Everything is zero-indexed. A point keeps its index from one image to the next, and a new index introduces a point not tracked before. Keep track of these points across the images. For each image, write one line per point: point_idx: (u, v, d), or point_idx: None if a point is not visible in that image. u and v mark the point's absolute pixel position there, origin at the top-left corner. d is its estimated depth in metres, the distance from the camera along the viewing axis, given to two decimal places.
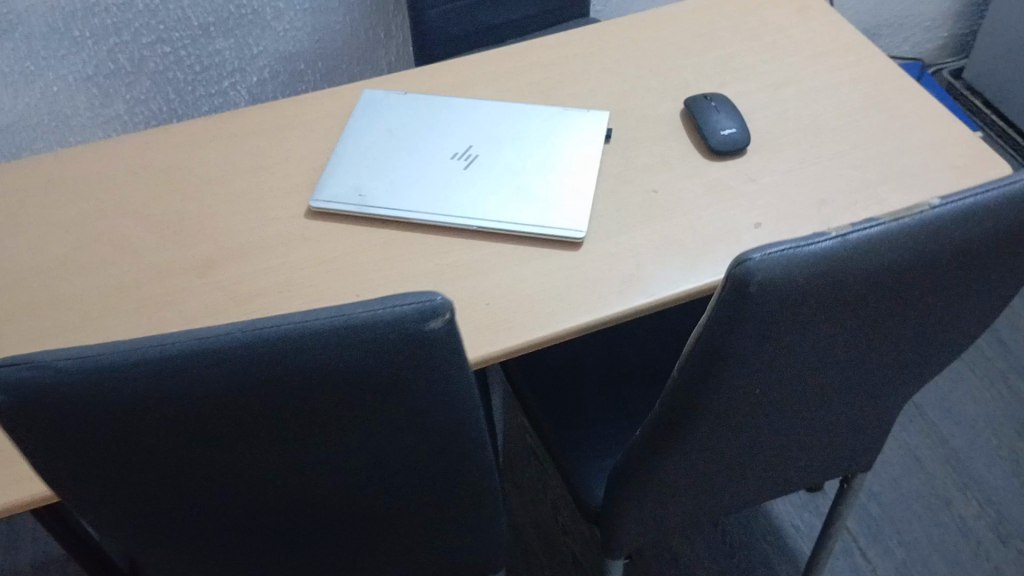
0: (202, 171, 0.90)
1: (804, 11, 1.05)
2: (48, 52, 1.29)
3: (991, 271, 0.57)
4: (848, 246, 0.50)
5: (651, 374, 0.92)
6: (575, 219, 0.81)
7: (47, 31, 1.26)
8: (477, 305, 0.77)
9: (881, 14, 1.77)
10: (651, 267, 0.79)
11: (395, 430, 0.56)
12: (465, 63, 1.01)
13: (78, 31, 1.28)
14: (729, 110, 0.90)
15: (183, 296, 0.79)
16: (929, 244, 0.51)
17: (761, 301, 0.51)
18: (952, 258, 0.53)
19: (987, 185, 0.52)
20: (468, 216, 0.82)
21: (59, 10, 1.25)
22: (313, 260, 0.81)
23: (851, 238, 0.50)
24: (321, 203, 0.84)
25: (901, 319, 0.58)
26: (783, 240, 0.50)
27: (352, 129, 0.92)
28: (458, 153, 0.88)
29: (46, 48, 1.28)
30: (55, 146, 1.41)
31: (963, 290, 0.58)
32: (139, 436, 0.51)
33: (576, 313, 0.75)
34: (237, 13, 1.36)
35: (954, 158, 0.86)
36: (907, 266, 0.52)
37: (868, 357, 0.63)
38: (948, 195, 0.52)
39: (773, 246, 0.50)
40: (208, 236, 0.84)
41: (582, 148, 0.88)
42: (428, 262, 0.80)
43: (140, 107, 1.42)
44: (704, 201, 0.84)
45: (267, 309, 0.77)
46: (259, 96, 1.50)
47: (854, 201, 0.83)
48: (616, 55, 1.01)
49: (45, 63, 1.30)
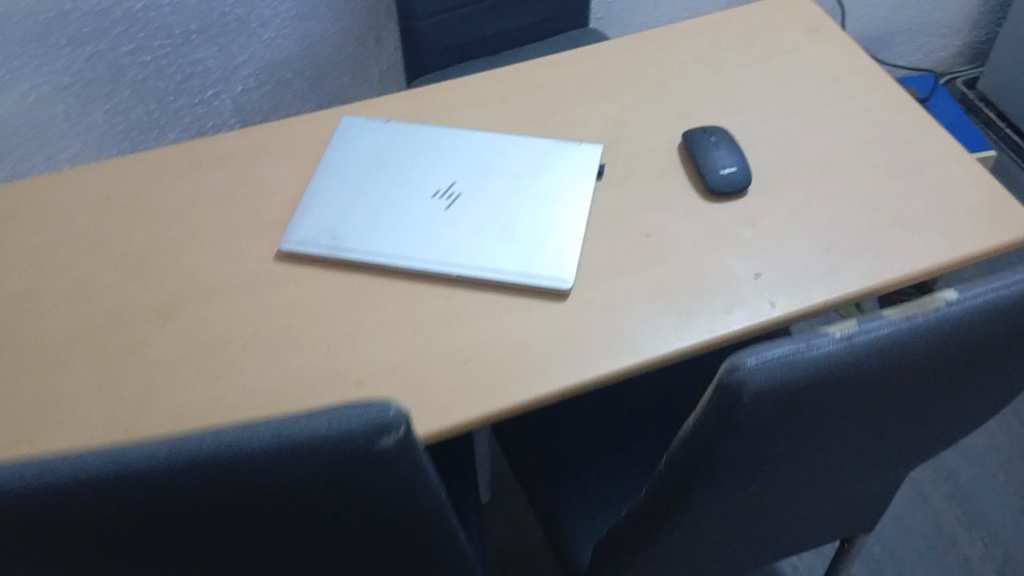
0: (169, 203, 0.85)
1: (815, 31, 0.99)
2: (22, 62, 1.23)
3: (1008, 359, 0.52)
4: (855, 349, 0.44)
5: (641, 427, 0.88)
6: (561, 267, 0.76)
7: (21, 39, 1.20)
8: (455, 362, 0.71)
9: (895, 20, 1.70)
10: (643, 322, 0.73)
11: (352, 532, 0.51)
12: (453, 86, 0.95)
13: (53, 39, 1.22)
14: (730, 145, 0.84)
15: (141, 345, 0.73)
16: (944, 344, 0.46)
17: (757, 407, 0.45)
18: (968, 354, 0.48)
19: (1008, 278, 0.47)
20: (446, 264, 0.77)
21: (33, 18, 1.18)
22: (283, 306, 0.76)
23: (858, 341, 0.44)
24: (292, 245, 0.79)
25: (909, 407, 0.53)
26: (781, 339, 0.44)
27: (328, 161, 0.86)
28: (440, 190, 0.83)
29: (20, 57, 1.22)
30: (31, 158, 1.36)
31: (975, 378, 0.53)
32: (65, 546, 0.46)
33: (561, 374, 0.70)
34: (220, 21, 1.30)
35: (971, 203, 0.80)
36: (919, 366, 0.46)
37: (872, 439, 0.57)
38: (967, 288, 0.47)
39: (769, 346, 0.44)
40: (171, 277, 0.78)
41: (573, 186, 0.82)
42: (404, 312, 0.75)
43: (119, 117, 1.37)
44: (701, 247, 0.78)
45: (227, 363, 0.72)
46: (244, 105, 1.44)
47: (862, 249, 0.77)
48: (614, 79, 0.95)
49: (19, 73, 1.24)
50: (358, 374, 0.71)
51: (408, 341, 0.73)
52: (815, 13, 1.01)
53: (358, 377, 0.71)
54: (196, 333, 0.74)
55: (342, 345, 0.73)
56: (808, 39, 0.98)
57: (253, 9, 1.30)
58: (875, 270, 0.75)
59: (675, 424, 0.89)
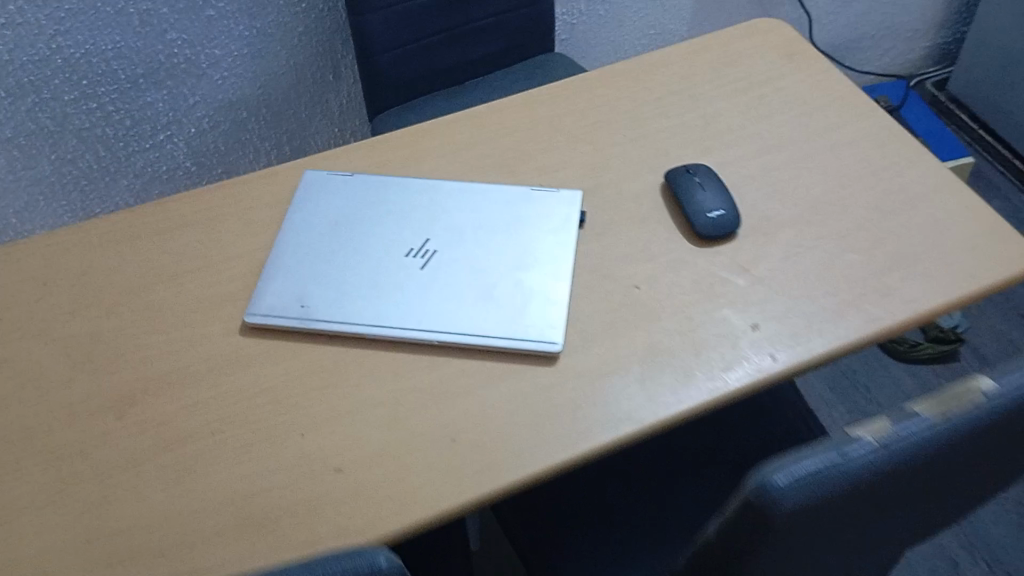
0: (122, 278, 0.79)
1: (792, 56, 0.96)
2: None
3: None
4: (889, 456, 0.40)
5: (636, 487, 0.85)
6: (548, 330, 0.72)
7: None
8: (441, 442, 0.67)
9: (862, 26, 1.69)
10: (638, 386, 0.69)
11: None
12: (420, 132, 0.90)
13: None
14: (717, 186, 0.80)
15: (97, 444, 0.68)
16: (981, 437, 0.42)
17: (788, 522, 0.41)
18: (1004, 438, 0.44)
19: None
20: (426, 330, 0.72)
21: None
22: (251, 388, 0.71)
23: (892, 446, 0.40)
24: (258, 317, 0.74)
25: (945, 490, 0.49)
26: (809, 449, 0.40)
27: (293, 222, 0.81)
28: (413, 248, 0.78)
29: None
30: None
31: (1011, 454, 0.49)
32: None
33: (555, 448, 0.66)
34: (169, 63, 1.24)
35: (967, 238, 0.77)
36: (952, 457, 0.42)
37: (906, 521, 0.53)
38: (1002, 371, 0.43)
39: (796, 459, 0.40)
40: (127, 363, 0.73)
41: (555, 241, 0.78)
42: (382, 386, 0.70)
43: (66, 167, 1.29)
44: (694, 299, 0.74)
45: (196, 459, 0.67)
46: (199, 148, 1.37)
47: (860, 294, 0.74)
48: (589, 118, 0.91)
49: None
50: (338, 461, 0.66)
51: (389, 419, 0.68)
52: (791, 37, 0.98)
53: (338, 463, 0.66)
54: (157, 427, 0.69)
55: (317, 429, 0.68)
56: (785, 66, 0.95)
57: (203, 49, 1.25)
58: (875, 315, 0.72)
59: (671, 480, 0.85)
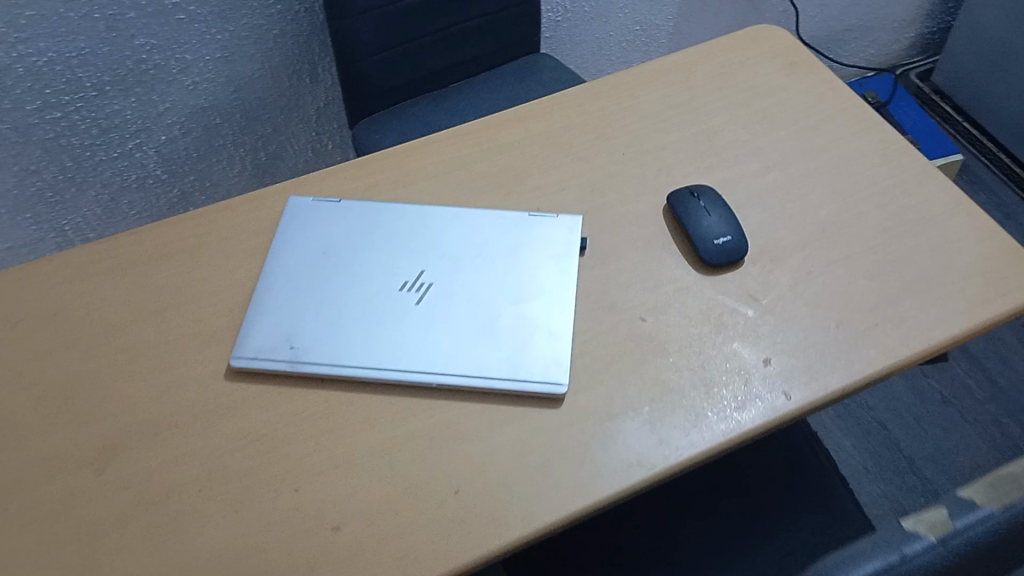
0: (97, 316, 0.74)
1: (792, 66, 0.92)
2: None
3: None
4: (948, 554, 0.39)
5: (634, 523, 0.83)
6: (553, 368, 0.68)
7: None
8: (442, 493, 0.64)
9: (848, 18, 1.66)
10: (648, 428, 0.66)
11: None
12: (410, 151, 0.86)
13: None
14: (722, 209, 0.77)
15: (76, 502, 0.63)
16: None
17: None
18: None
19: None
20: (424, 371, 0.69)
21: None
22: (240, 437, 0.67)
23: (951, 543, 0.39)
24: (245, 360, 0.70)
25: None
26: (867, 551, 0.39)
27: (278, 253, 0.77)
28: (408, 282, 0.74)
29: None
30: None
31: None
32: None
33: (564, 499, 0.63)
34: (137, 69, 1.18)
35: (979, 261, 0.75)
36: (1013, 546, 0.41)
37: None
38: None
39: (855, 562, 0.39)
40: (105, 411, 0.68)
41: (556, 269, 0.75)
42: (379, 434, 0.67)
43: (30, 179, 1.23)
44: (701, 331, 0.71)
45: (184, 517, 0.63)
46: (170, 155, 1.32)
47: (873, 323, 0.71)
48: (585, 135, 0.87)
49: None
50: (334, 518, 0.63)
51: (387, 470, 0.65)
52: (790, 46, 0.95)
53: (335, 521, 0.62)
54: (140, 482, 0.64)
55: (311, 483, 0.64)
56: (785, 76, 0.92)
57: (172, 53, 1.19)
58: (889, 347, 0.70)
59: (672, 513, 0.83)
